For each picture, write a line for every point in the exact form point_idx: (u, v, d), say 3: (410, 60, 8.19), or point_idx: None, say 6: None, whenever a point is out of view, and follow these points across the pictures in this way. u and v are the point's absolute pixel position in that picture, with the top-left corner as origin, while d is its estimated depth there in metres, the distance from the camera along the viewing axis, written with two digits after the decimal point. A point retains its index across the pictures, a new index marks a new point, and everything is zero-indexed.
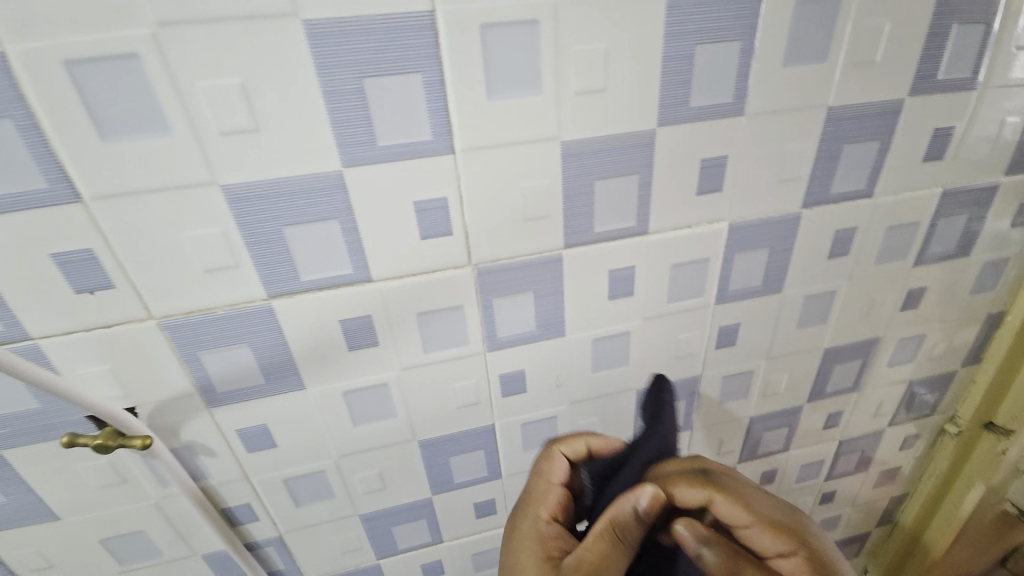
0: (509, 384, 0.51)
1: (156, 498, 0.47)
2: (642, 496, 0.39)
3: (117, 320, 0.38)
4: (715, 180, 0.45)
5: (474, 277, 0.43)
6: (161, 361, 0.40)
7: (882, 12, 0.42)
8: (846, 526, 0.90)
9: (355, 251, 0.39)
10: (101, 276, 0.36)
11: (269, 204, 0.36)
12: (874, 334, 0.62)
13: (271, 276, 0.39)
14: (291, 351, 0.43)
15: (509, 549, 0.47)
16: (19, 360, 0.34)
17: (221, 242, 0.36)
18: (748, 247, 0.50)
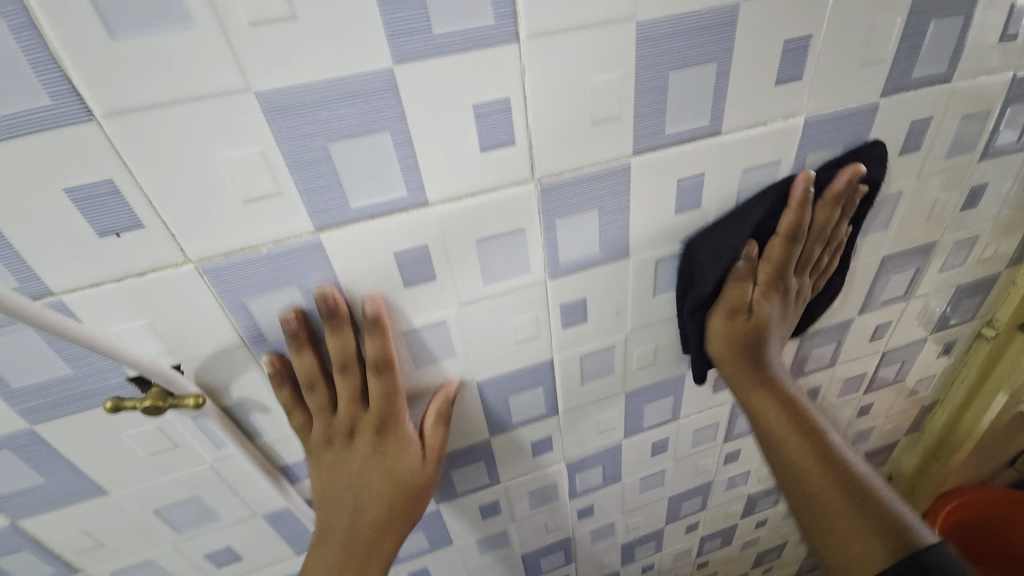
0: (571, 315, 0.48)
1: (210, 461, 0.44)
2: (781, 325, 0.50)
3: (149, 267, 0.33)
4: (795, 67, 0.40)
5: (538, 195, 0.39)
6: (203, 310, 0.36)
7: None
8: (877, 436, 0.93)
9: (409, 170, 0.35)
10: (127, 214, 0.31)
11: (312, 115, 0.31)
12: (929, 237, 0.60)
13: (318, 204, 0.34)
14: (343, 292, 0.39)
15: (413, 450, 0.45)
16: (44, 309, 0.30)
17: (261, 164, 0.31)
18: (821, 145, 0.46)
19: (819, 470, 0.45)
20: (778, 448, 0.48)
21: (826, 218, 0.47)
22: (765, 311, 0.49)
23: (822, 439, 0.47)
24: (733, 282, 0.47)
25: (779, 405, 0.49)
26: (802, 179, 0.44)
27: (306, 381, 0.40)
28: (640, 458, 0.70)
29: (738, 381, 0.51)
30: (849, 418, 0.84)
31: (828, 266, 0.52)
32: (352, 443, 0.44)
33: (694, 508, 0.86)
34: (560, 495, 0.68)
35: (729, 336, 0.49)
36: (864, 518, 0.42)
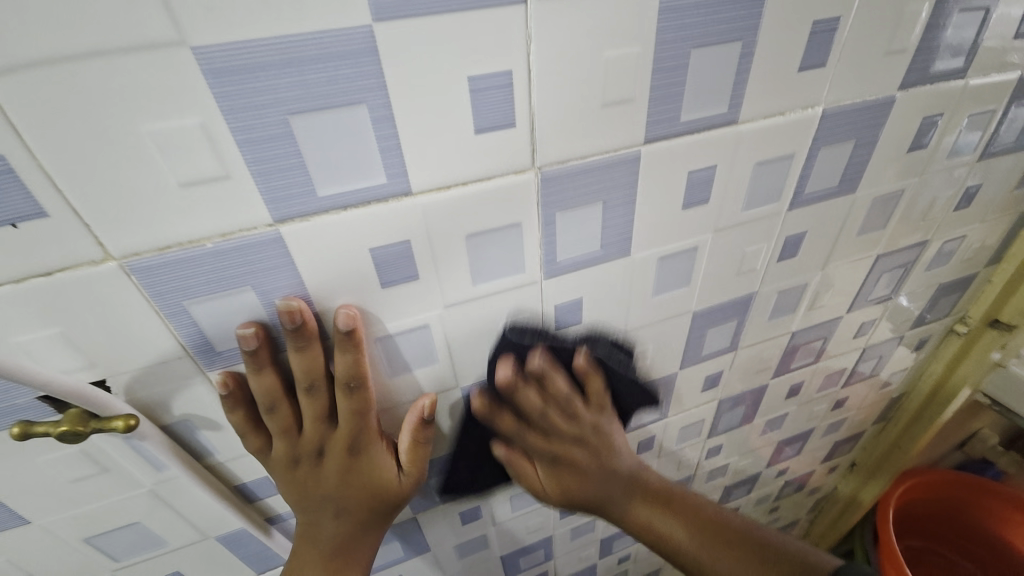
0: (566, 316, 0.44)
1: (149, 484, 0.38)
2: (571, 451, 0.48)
3: (59, 265, 0.27)
4: (819, 51, 0.37)
5: (538, 185, 0.34)
6: (134, 316, 0.30)
7: None
8: (846, 427, 0.95)
9: (391, 153, 0.29)
10: (23, 198, 0.24)
11: (269, 79, 0.25)
12: (919, 236, 0.59)
13: (278, 191, 0.28)
14: (310, 294, 0.33)
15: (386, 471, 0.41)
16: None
17: (202, 139, 0.25)
18: (834, 139, 0.43)
19: (684, 517, 0.45)
20: (662, 539, 0.45)
21: (553, 388, 0.43)
22: (562, 446, 0.47)
23: (693, 505, 0.46)
24: (526, 460, 0.48)
25: (640, 502, 0.46)
26: (536, 356, 0.42)
27: (266, 402, 0.34)
28: None
29: (569, 488, 0.48)
30: (824, 411, 0.85)
31: (580, 407, 0.46)
32: (320, 465, 0.39)
33: None
34: None
35: (558, 481, 0.48)
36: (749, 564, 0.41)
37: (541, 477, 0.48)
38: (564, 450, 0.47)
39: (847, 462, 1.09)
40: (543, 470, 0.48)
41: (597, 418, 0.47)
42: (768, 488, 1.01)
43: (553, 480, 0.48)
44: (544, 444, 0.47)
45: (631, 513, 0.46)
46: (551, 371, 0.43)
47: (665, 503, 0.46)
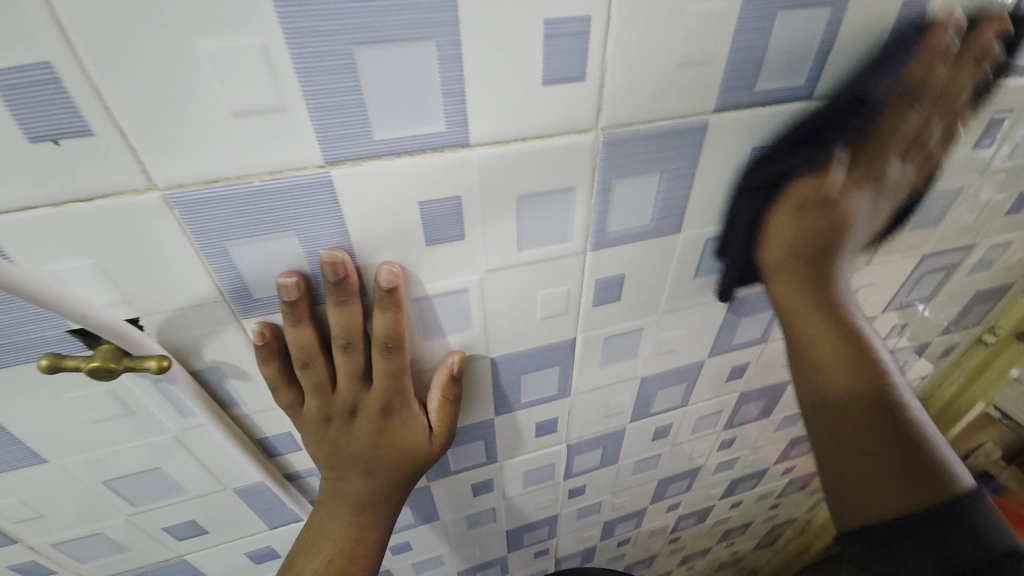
0: (605, 292, 0.42)
1: (175, 430, 0.38)
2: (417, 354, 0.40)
3: (100, 190, 0.25)
4: (908, 26, 0.34)
5: (599, 148, 0.32)
6: (173, 254, 0.28)
7: None
8: None
9: (453, 98, 0.27)
10: (69, 113, 0.23)
11: (337, 3, 0.23)
12: (967, 239, 0.57)
13: (333, 130, 0.26)
14: (353, 245, 0.31)
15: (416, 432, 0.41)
16: None
17: (261, 65, 0.23)
18: None
19: (840, 346, 0.37)
20: (817, 387, 0.37)
21: (915, 134, 0.37)
22: (847, 200, 0.37)
23: (879, 380, 0.36)
24: (852, 117, 0.36)
25: (817, 305, 0.38)
26: (991, 29, 0.34)
27: (302, 357, 0.33)
28: (640, 442, 0.67)
29: (777, 287, 0.39)
30: None
31: (910, 177, 0.39)
32: (352, 424, 0.38)
33: (678, 490, 0.85)
34: (554, 475, 0.65)
35: (812, 224, 0.37)
36: (907, 476, 0.35)
37: (776, 221, 0.38)
38: (847, 189, 0.37)
39: None
40: (789, 214, 0.38)
41: (925, 151, 0.39)
42: (772, 484, 1.01)
43: (817, 211, 0.37)
44: (831, 191, 0.37)
45: (824, 309, 0.38)
46: (925, 90, 0.36)
47: (831, 304, 0.38)
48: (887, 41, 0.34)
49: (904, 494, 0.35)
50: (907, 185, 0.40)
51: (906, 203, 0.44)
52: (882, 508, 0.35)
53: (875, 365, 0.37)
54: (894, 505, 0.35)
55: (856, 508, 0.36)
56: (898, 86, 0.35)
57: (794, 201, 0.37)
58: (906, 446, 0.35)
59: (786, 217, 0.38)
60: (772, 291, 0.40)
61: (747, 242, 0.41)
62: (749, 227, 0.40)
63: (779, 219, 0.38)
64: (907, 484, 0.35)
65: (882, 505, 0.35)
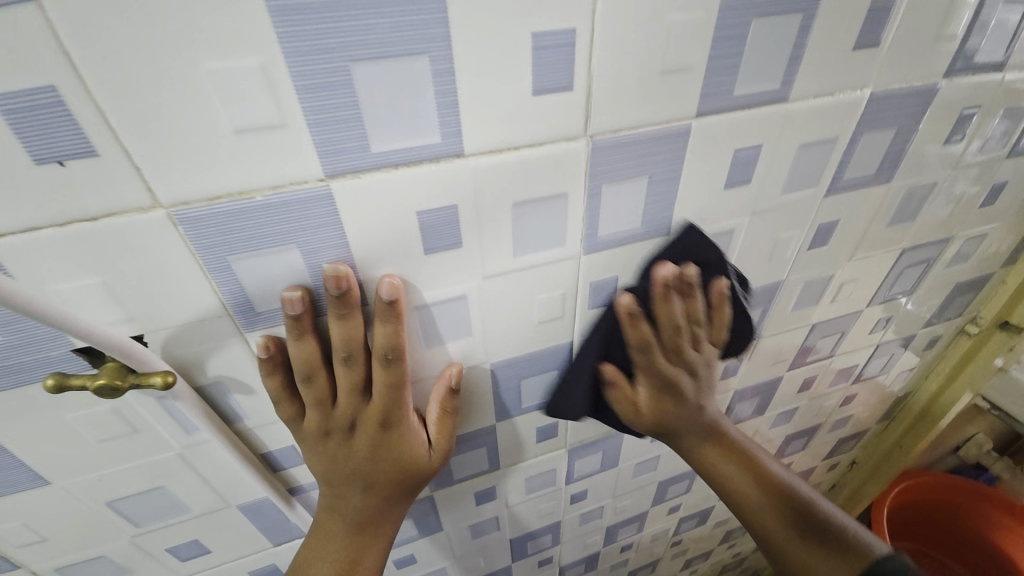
0: (599, 294, 0.43)
1: (178, 448, 0.38)
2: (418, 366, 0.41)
3: (104, 209, 0.26)
4: (875, 31, 0.36)
5: (588, 155, 0.34)
6: (177, 270, 0.29)
7: None
8: (852, 424, 0.96)
9: (447, 110, 0.28)
10: (76, 135, 0.23)
11: (336, 22, 0.24)
12: (945, 232, 0.60)
13: (332, 144, 0.27)
14: (354, 256, 0.32)
15: (414, 447, 0.41)
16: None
17: (263, 83, 0.24)
18: (878, 125, 0.42)
19: (753, 484, 0.47)
20: (731, 492, 0.48)
21: (687, 308, 0.43)
22: (675, 374, 0.46)
23: (767, 477, 0.47)
24: (640, 322, 0.43)
25: (715, 452, 0.49)
26: (720, 283, 0.43)
27: (305, 371, 0.34)
28: (639, 444, 0.68)
29: (691, 448, 0.50)
30: (832, 407, 0.86)
31: (690, 308, 0.43)
32: (352, 439, 0.38)
33: (679, 491, 0.86)
34: (556, 481, 0.66)
35: (656, 401, 0.47)
36: (831, 559, 0.43)
37: (612, 374, 0.46)
38: (665, 368, 0.46)
39: (848, 460, 1.10)
40: (629, 385, 0.47)
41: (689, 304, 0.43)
42: None
43: (651, 387, 0.47)
44: (664, 321, 0.43)
45: (718, 440, 0.49)
46: (697, 287, 0.42)
47: (710, 429, 0.49)
48: (702, 289, 0.43)
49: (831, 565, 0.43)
50: (717, 351, 0.48)
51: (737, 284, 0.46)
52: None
53: (760, 465, 0.48)
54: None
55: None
56: (684, 272, 0.41)
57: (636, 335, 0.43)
58: (822, 548, 0.44)
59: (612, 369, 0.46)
60: (693, 456, 0.50)
61: (560, 398, 0.49)
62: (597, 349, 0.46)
63: (620, 390, 0.47)
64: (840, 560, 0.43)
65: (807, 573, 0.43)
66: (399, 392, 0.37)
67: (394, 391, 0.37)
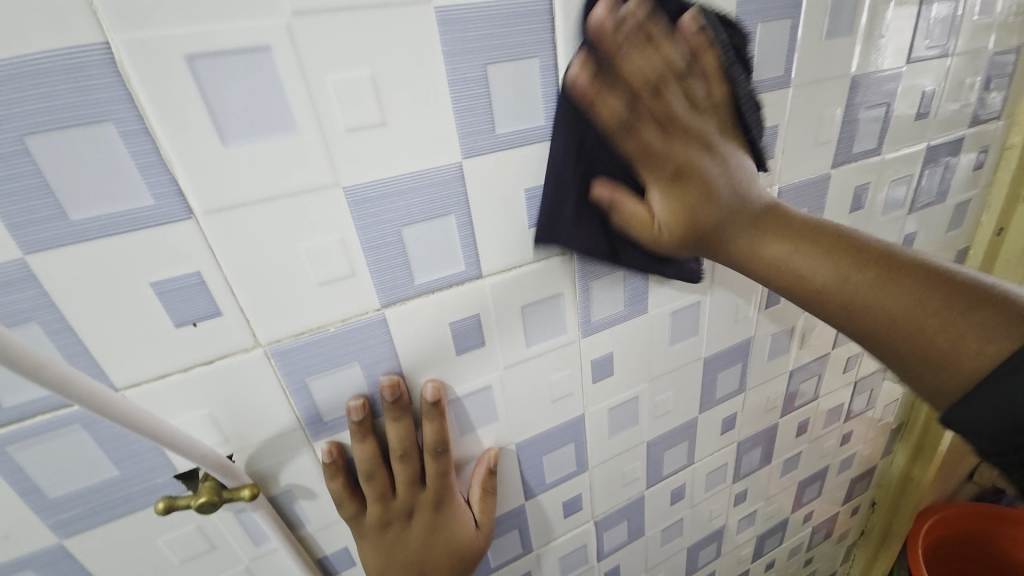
0: (599, 369, 0.51)
1: (247, 560, 0.41)
2: (457, 451, 0.47)
3: (219, 353, 0.33)
4: (769, 148, 0.49)
5: (574, 262, 0.43)
6: (266, 394, 0.36)
7: None
8: (859, 462, 1.00)
9: (467, 247, 0.38)
10: (207, 303, 0.32)
11: (389, 204, 0.34)
12: None
13: (386, 283, 0.36)
14: (401, 364, 0.40)
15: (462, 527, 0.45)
16: (143, 410, 0.29)
17: (340, 249, 0.34)
18: (791, 208, 0.54)
19: (838, 264, 0.35)
20: (796, 279, 0.37)
21: (661, 64, 0.31)
22: (679, 154, 0.34)
23: (917, 269, 0.34)
24: (626, 58, 0.30)
25: (779, 232, 0.37)
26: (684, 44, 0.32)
27: (367, 470, 0.39)
28: (660, 508, 0.71)
29: (731, 245, 0.38)
30: (834, 447, 0.91)
31: (711, 82, 0.34)
32: (407, 528, 0.43)
33: (710, 556, 0.86)
34: (588, 558, 0.67)
35: (676, 203, 0.35)
36: (973, 313, 0.31)
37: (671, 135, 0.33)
38: (672, 129, 0.33)
39: (866, 502, 1.11)
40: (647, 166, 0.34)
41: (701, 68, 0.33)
42: (798, 536, 1.02)
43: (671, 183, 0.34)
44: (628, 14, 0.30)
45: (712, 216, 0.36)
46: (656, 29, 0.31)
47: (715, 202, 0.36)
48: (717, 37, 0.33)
49: (972, 340, 0.31)
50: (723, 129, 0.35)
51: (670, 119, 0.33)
52: (972, 362, 0.31)
53: (862, 242, 0.36)
54: (981, 360, 0.30)
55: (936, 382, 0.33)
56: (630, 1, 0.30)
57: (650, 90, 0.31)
58: (988, 307, 0.31)
59: (586, 77, 0.30)
60: (724, 252, 0.39)
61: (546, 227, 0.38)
62: (568, 119, 0.35)
63: (634, 203, 0.36)
64: (984, 318, 0.31)
65: (911, 350, 0.33)
66: (446, 476, 0.43)
67: (443, 477, 0.43)
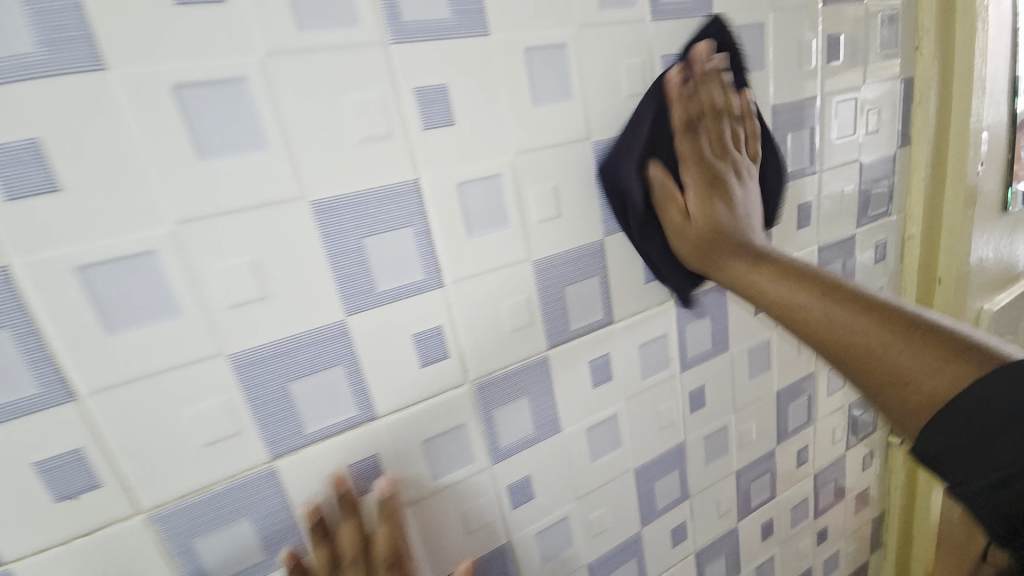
0: (518, 493, 0.51)
1: None
2: None
3: (100, 522, 0.34)
4: None
5: (473, 393, 0.46)
6: (149, 559, 0.36)
7: None
8: (846, 561, 0.93)
9: (357, 393, 0.41)
10: (88, 476, 0.33)
11: (273, 364, 0.37)
12: (808, 370, 0.72)
13: (274, 436, 0.38)
14: (294, 513, 0.40)
15: None
16: None
17: (224, 411, 0.36)
18: (693, 318, 0.58)
19: (811, 292, 0.43)
20: (771, 300, 0.45)
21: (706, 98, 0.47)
22: (721, 168, 0.47)
23: (867, 303, 0.40)
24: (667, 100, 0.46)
25: (758, 268, 0.46)
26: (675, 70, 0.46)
27: None
28: None
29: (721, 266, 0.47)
30: (812, 548, 0.85)
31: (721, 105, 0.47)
32: None
33: None
34: None
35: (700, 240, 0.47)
36: (918, 345, 0.36)
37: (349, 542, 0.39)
38: (713, 159, 0.47)
39: None
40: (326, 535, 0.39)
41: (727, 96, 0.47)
42: None
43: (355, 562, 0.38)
44: (697, 68, 0.46)
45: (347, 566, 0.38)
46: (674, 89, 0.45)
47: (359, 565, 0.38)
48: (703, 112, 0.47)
49: (938, 374, 0.34)
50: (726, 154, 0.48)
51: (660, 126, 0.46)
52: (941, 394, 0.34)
53: (840, 285, 0.42)
54: (949, 387, 0.33)
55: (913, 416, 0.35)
56: (714, 57, 0.47)
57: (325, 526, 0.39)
58: (961, 348, 0.34)
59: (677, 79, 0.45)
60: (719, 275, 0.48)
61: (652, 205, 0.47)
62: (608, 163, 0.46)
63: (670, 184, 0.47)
64: (943, 359, 0.34)
65: (876, 374, 0.38)
66: None
67: None
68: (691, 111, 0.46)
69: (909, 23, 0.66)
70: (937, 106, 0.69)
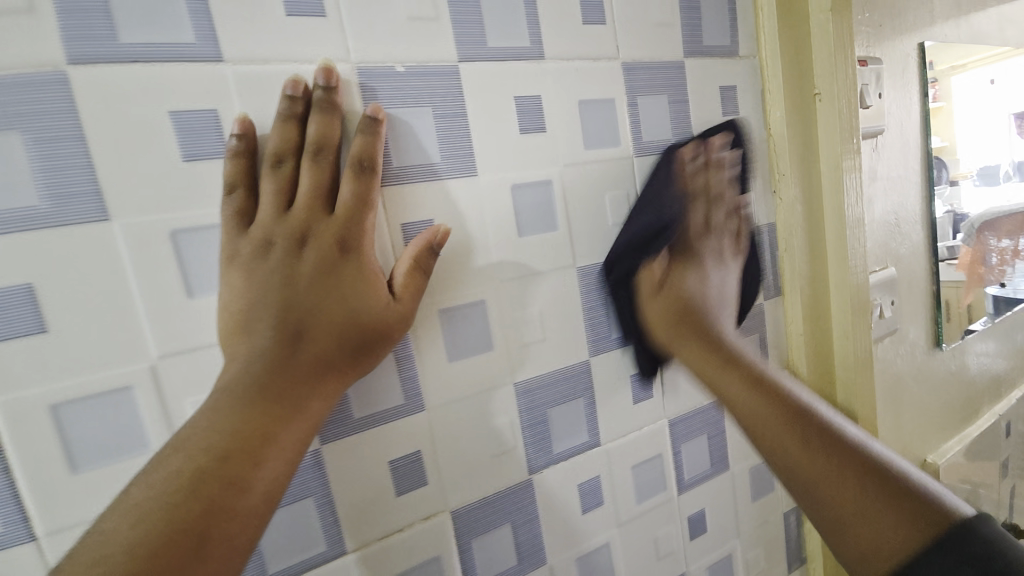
0: None
1: None
2: None
3: None
4: (414, 477, 0.42)
5: None
6: None
7: (534, 299, 0.45)
8: None
9: None
10: None
11: None
12: (676, 572, 0.57)
13: None
14: None
15: None
16: None
17: None
18: (482, 530, 0.45)
19: (784, 431, 0.41)
20: (739, 414, 0.44)
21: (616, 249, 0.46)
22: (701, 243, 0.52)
23: (811, 419, 0.41)
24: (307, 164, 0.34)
25: (713, 376, 0.46)
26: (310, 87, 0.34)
27: None
28: None
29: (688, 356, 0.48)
30: None
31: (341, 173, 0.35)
32: None
33: None
34: None
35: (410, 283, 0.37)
36: (865, 485, 0.37)
37: (395, 299, 0.36)
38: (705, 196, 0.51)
39: None
40: (264, 170, 0.33)
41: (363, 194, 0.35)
42: None
43: (284, 234, 0.33)
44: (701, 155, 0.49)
45: (291, 364, 0.33)
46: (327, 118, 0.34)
47: (296, 383, 0.33)
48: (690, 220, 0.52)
49: (859, 506, 0.36)
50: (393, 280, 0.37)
51: (306, 208, 0.34)
52: (886, 552, 0.34)
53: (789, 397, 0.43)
54: (900, 544, 0.34)
55: (871, 570, 0.35)
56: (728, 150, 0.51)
57: (301, 136, 0.34)
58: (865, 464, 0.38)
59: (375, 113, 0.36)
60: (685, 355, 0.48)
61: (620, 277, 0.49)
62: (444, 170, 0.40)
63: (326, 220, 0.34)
64: (884, 508, 0.35)
65: (839, 533, 0.37)
66: None
67: None
68: (342, 191, 0.35)
69: (760, 163, 0.57)
70: (807, 254, 0.59)
